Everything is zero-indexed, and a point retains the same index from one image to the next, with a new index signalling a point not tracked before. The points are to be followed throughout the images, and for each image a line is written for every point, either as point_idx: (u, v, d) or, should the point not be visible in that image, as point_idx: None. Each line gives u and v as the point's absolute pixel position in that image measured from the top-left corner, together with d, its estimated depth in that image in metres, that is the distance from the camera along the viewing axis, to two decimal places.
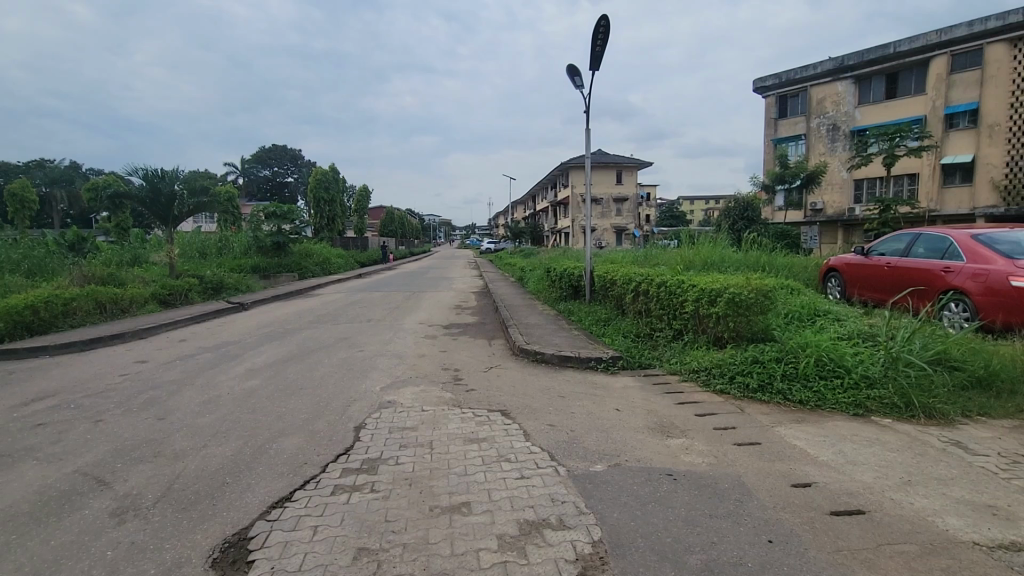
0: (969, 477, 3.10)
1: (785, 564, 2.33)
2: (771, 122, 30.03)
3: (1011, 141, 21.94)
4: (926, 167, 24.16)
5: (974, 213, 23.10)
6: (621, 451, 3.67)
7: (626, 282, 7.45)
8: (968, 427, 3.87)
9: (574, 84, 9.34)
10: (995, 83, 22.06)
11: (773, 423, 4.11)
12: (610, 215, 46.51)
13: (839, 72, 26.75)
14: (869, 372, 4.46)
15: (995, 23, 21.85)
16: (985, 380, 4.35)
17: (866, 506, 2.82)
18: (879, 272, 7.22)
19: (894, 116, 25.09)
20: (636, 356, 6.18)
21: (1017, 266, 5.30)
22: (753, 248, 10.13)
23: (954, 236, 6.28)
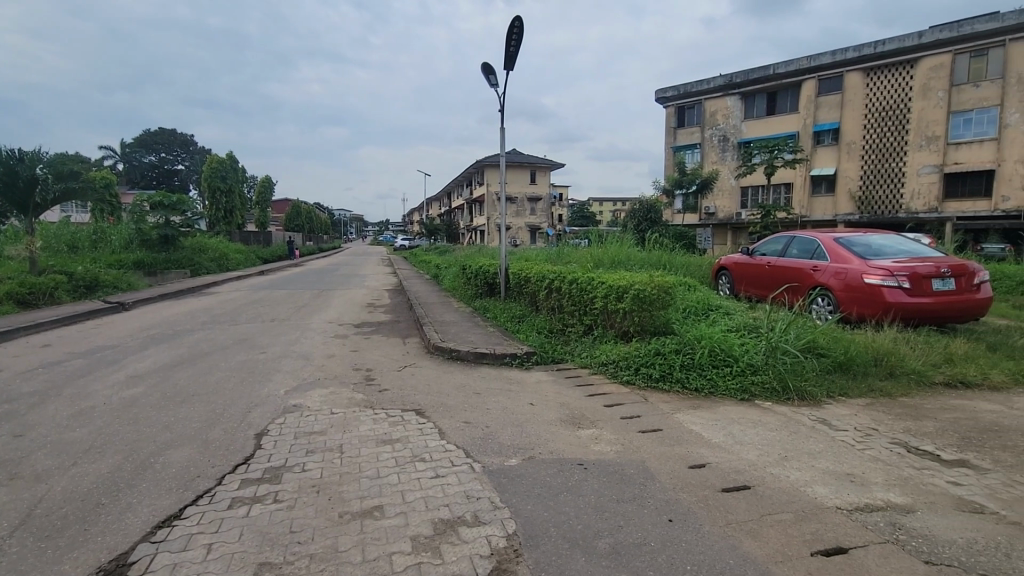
0: (832, 450, 3.57)
1: (683, 541, 2.54)
2: (671, 130, 32.17)
3: (865, 158, 25.35)
4: (799, 178, 27.23)
5: (836, 219, 26.39)
6: (535, 444, 3.78)
7: (539, 279, 7.65)
8: (832, 406, 4.45)
9: (489, 82, 9.40)
10: (852, 107, 25.36)
11: (674, 410, 4.45)
12: (524, 214, 47.32)
13: (728, 88, 29.29)
14: (753, 360, 4.95)
15: (852, 54, 25.03)
16: (845, 364, 5.01)
17: (751, 481, 3.15)
18: (761, 270, 8.04)
19: (774, 131, 28.01)
20: (550, 352, 6.36)
21: (868, 265, 6.16)
22: (656, 248, 10.82)
23: (820, 238, 7.15)
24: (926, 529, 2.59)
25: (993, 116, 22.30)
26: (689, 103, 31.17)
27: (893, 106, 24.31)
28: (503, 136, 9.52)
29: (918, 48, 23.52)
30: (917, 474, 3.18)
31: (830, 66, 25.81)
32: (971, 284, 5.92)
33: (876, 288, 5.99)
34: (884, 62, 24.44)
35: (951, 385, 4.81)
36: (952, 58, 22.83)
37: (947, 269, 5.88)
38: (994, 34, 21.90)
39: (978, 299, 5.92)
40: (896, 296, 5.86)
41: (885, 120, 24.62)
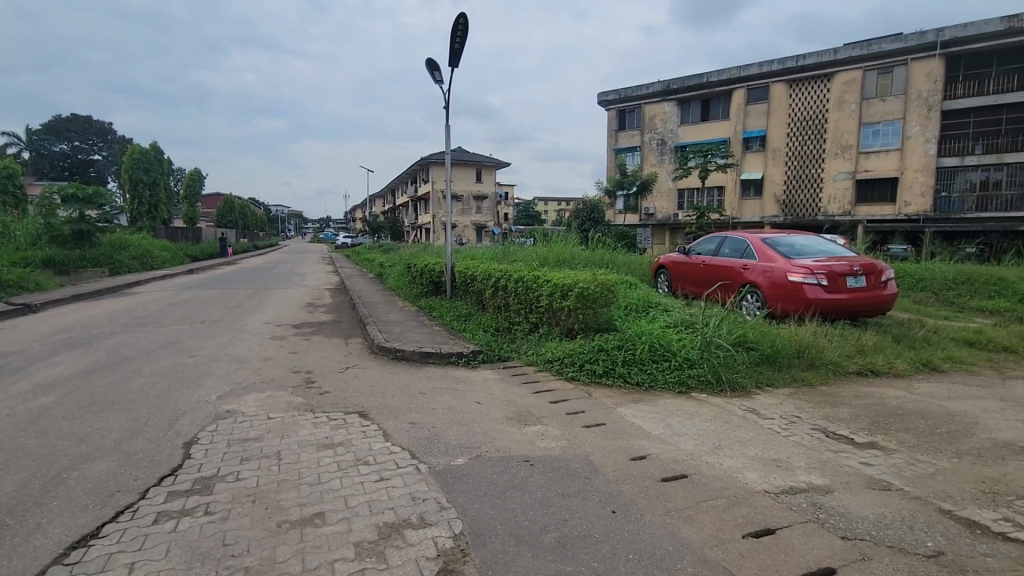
0: (760, 437, 3.81)
1: (625, 530, 2.64)
2: (612, 133, 33.00)
3: (788, 164, 27.13)
4: (730, 182, 28.77)
5: (764, 221, 28.10)
6: (482, 442, 3.79)
7: (485, 278, 7.67)
8: (760, 396, 4.75)
9: (434, 78, 9.30)
10: (777, 116, 27.09)
11: (616, 404, 4.60)
12: (470, 212, 47.10)
13: (666, 93, 30.49)
14: (690, 355, 5.19)
15: (777, 66, 26.72)
16: (771, 356, 5.36)
17: (688, 470, 3.31)
18: (696, 269, 8.44)
19: (707, 136, 29.42)
20: (496, 350, 6.39)
21: (791, 265, 6.62)
22: (599, 247, 11.10)
23: (749, 239, 7.60)
24: (842, 507, 2.83)
25: (897, 128, 24.42)
26: (630, 106, 32.19)
27: (813, 117, 26.17)
28: (448, 134, 9.45)
29: (834, 63, 25.45)
30: (834, 457, 3.46)
31: (757, 77, 27.43)
32: (878, 282, 6.49)
33: (798, 285, 6.45)
34: (805, 75, 26.26)
35: (863, 373, 5.26)
36: (863, 73, 24.87)
37: (858, 268, 6.42)
38: (898, 53, 24.05)
39: (885, 295, 6.49)
40: (815, 293, 6.33)
41: (806, 129, 26.44)
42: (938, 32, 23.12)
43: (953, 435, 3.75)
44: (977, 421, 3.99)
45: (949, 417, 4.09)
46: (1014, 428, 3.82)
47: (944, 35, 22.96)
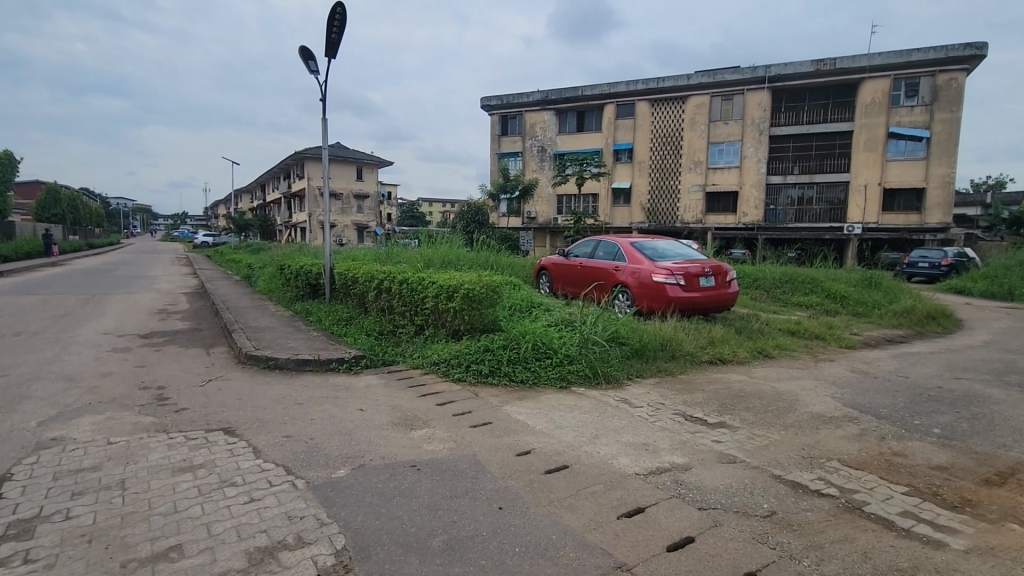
0: (631, 425, 4.17)
1: (511, 525, 2.73)
2: (495, 137, 33.70)
3: (652, 175, 29.88)
4: (603, 190, 30.94)
5: (632, 227, 30.63)
6: (365, 451, 3.67)
7: (368, 280, 7.41)
8: (630, 386, 5.20)
9: (308, 68, 8.76)
10: (642, 131, 29.71)
11: (502, 403, 4.72)
12: (350, 211, 44.95)
13: (545, 103, 31.90)
14: (569, 351, 5.50)
15: (642, 85, 29.31)
16: (640, 350, 5.87)
17: (569, 461, 3.51)
18: (574, 271, 8.96)
19: (583, 145, 31.31)
20: (380, 354, 6.21)
21: (656, 266, 7.33)
22: (483, 249, 11.29)
23: (620, 242, 8.25)
24: (698, 481, 3.20)
25: (737, 148, 28.10)
26: (512, 113, 33.13)
27: (672, 134, 29.12)
28: (325, 128, 8.97)
29: (687, 87, 28.56)
30: (692, 437, 3.90)
31: (625, 94, 29.85)
32: (725, 281, 7.44)
33: (661, 285, 7.16)
34: (664, 96, 29.11)
35: (713, 362, 5.99)
36: (710, 98, 28.25)
37: (709, 269, 7.32)
38: (737, 83, 27.66)
39: (730, 293, 7.45)
40: (675, 291, 7.09)
41: (666, 144, 29.32)
42: (766, 68, 27.02)
43: (781, 411, 4.43)
44: (798, 398, 4.77)
45: (778, 395, 4.83)
46: (823, 402, 4.63)
47: (771, 71, 26.90)
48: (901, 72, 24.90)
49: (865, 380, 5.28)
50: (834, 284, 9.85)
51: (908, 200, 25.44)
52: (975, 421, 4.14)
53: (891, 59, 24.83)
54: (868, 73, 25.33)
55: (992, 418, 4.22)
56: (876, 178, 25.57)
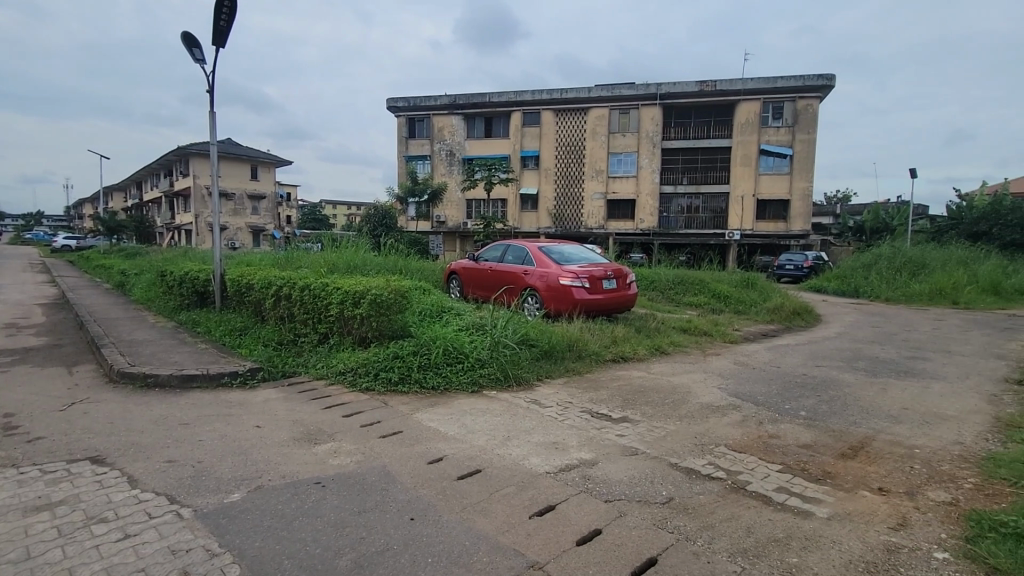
0: (542, 425, 4.28)
1: (422, 536, 2.68)
2: (402, 140, 32.98)
3: (557, 182, 30.95)
4: (511, 195, 31.50)
5: (539, 231, 31.49)
6: (264, 471, 3.41)
7: (264, 286, 6.91)
8: (540, 387, 5.33)
9: (192, 56, 8.01)
10: (547, 139, 30.70)
11: (413, 410, 4.63)
12: (243, 213, 41.68)
13: (453, 107, 31.86)
14: (481, 355, 5.51)
15: (546, 95, 30.30)
16: (549, 351, 6.03)
17: (481, 465, 3.52)
18: (484, 274, 9.03)
19: (491, 151, 31.67)
20: (279, 366, 5.82)
21: (562, 269, 7.60)
22: (391, 253, 11.02)
23: (528, 246, 8.43)
24: (604, 475, 3.35)
25: (634, 159, 29.96)
26: (419, 116, 32.68)
27: (575, 143, 30.40)
28: (213, 122, 8.25)
29: (589, 99, 29.98)
30: (598, 433, 4.08)
31: (531, 102, 30.67)
32: (626, 283, 7.89)
33: (567, 287, 7.44)
34: (568, 107, 30.30)
35: (617, 359, 6.32)
36: (609, 111, 29.89)
37: (610, 272, 7.72)
38: (632, 98, 29.52)
39: (631, 294, 7.92)
40: (580, 294, 7.40)
41: (570, 153, 30.52)
42: (658, 86, 29.12)
43: (676, 403, 4.78)
44: (690, 390, 5.18)
45: (673, 389, 5.21)
46: (711, 393, 5.07)
47: (662, 89, 29.03)
48: (769, 97, 27.94)
49: (745, 371, 5.86)
50: (718, 285, 10.83)
51: (777, 210, 28.63)
52: (831, 402, 4.76)
53: (761, 84, 27.78)
54: (743, 96, 28.16)
55: (845, 399, 4.88)
56: (750, 190, 28.49)
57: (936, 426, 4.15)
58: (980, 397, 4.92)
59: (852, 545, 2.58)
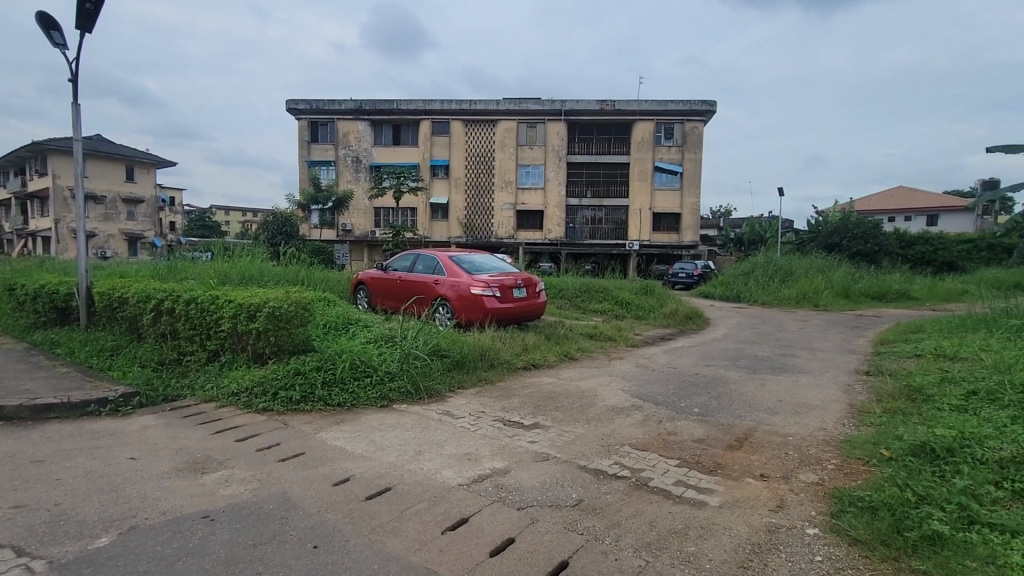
0: (454, 436, 4.22)
1: (327, 564, 2.52)
2: (304, 144, 31.34)
3: (467, 192, 31.06)
4: (421, 204, 31.07)
5: (450, 241, 31.35)
6: (140, 508, 3.03)
7: (141, 300, 6.18)
8: (452, 398, 5.28)
9: (50, 40, 7.01)
10: (457, 149, 30.75)
11: (316, 430, 4.36)
12: (116, 219, 37.12)
13: (359, 112, 30.86)
14: (390, 368, 5.32)
15: (455, 106, 30.37)
16: (461, 361, 5.98)
17: (391, 483, 3.39)
18: (394, 285, 8.79)
19: (400, 159, 31.09)
20: (160, 388, 5.23)
21: (473, 279, 7.61)
22: (292, 263, 10.36)
23: (439, 256, 8.35)
24: (517, 483, 3.38)
25: (541, 171, 30.90)
26: (322, 120, 31.27)
27: (484, 154, 30.76)
28: (76, 115, 7.28)
29: (497, 112, 30.52)
30: (511, 441, 4.11)
31: (440, 112, 30.57)
32: (535, 292, 8.07)
33: (478, 296, 7.45)
34: (476, 118, 30.61)
35: (527, 367, 6.44)
36: (516, 124, 30.62)
37: (520, 281, 7.85)
38: (539, 113, 30.49)
39: (540, 302, 8.11)
40: (491, 303, 7.45)
41: (479, 163, 30.81)
42: (562, 102, 30.35)
43: (584, 407, 4.95)
44: (597, 393, 5.40)
45: (581, 393, 5.40)
46: (616, 395, 5.32)
47: (566, 105, 30.29)
48: (662, 118, 30.22)
49: (646, 373, 6.23)
50: (620, 292, 11.45)
51: (671, 222, 30.96)
52: (720, 399, 5.20)
53: (654, 106, 29.97)
54: (639, 116, 30.17)
55: (731, 395, 5.36)
56: (647, 203, 30.54)
57: (804, 415, 4.69)
58: (838, 387, 5.63)
59: (740, 529, 2.82)
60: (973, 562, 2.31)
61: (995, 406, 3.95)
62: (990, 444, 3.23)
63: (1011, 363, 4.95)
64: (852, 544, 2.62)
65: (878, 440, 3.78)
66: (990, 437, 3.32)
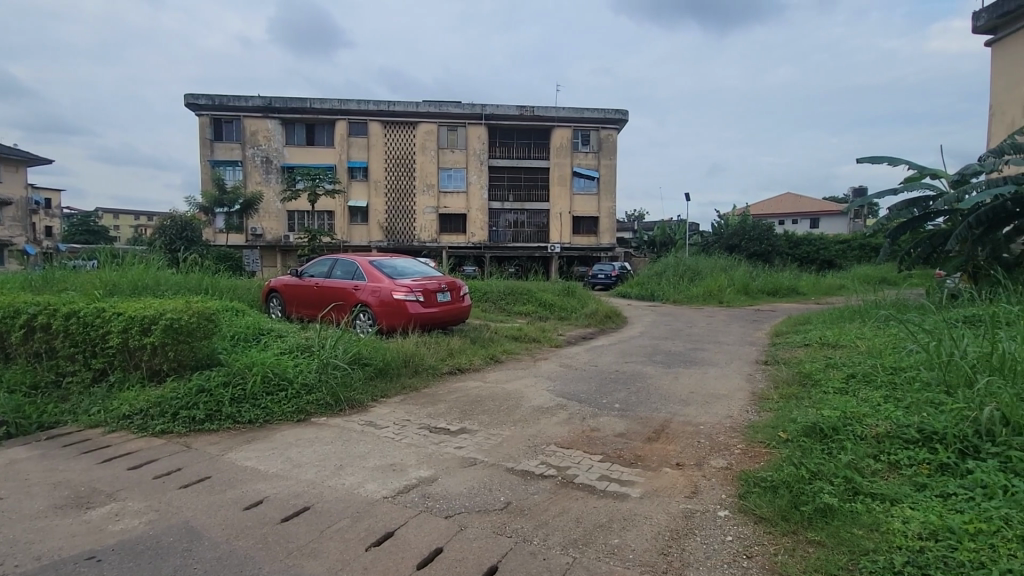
0: (377, 447, 4.07)
1: None
2: (206, 142, 29.00)
3: (388, 195, 30.29)
4: (338, 207, 29.85)
5: (370, 245, 30.41)
6: (6, 556, 2.62)
7: (8, 315, 5.39)
8: (375, 407, 5.09)
9: None
10: (375, 151, 29.88)
11: (225, 450, 4.02)
12: None
13: (268, 110, 29.09)
14: (307, 380, 5.03)
15: (373, 106, 29.52)
16: (384, 369, 5.77)
17: (310, 501, 3.19)
18: (310, 291, 8.35)
19: (314, 160, 29.68)
20: (32, 415, 4.59)
21: (395, 284, 7.41)
22: (194, 271, 9.52)
23: (358, 261, 8.04)
24: (444, 491, 3.31)
25: (463, 174, 30.80)
26: (226, 116, 29.12)
27: (405, 156, 30.16)
28: None
29: (416, 114, 30.05)
30: (437, 448, 4.03)
31: (357, 112, 29.57)
32: (459, 295, 8.00)
33: (400, 301, 7.27)
34: (396, 119, 29.92)
35: (453, 371, 6.36)
36: (437, 127, 30.32)
37: (444, 285, 7.76)
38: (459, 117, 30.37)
39: (465, 306, 8.04)
40: (414, 308, 7.30)
41: (399, 166, 30.16)
42: (483, 106, 30.48)
43: (510, 409, 4.97)
44: (523, 395, 5.45)
45: (508, 395, 5.42)
46: (541, 396, 5.39)
47: (487, 110, 30.47)
48: (579, 125, 31.27)
49: (570, 372, 6.38)
50: (543, 294, 11.67)
51: (589, 226, 32.10)
52: (639, 393, 5.44)
53: (572, 113, 30.94)
54: (557, 123, 31.01)
55: (648, 389, 5.63)
56: (567, 207, 31.46)
57: (713, 404, 5.03)
58: (741, 377, 6.10)
59: (660, 517, 2.96)
60: (860, 529, 2.56)
61: (869, 387, 4.46)
62: (868, 421, 3.64)
63: (881, 348, 5.63)
64: (758, 522, 2.84)
65: (776, 424, 4.13)
66: (869, 415, 3.73)
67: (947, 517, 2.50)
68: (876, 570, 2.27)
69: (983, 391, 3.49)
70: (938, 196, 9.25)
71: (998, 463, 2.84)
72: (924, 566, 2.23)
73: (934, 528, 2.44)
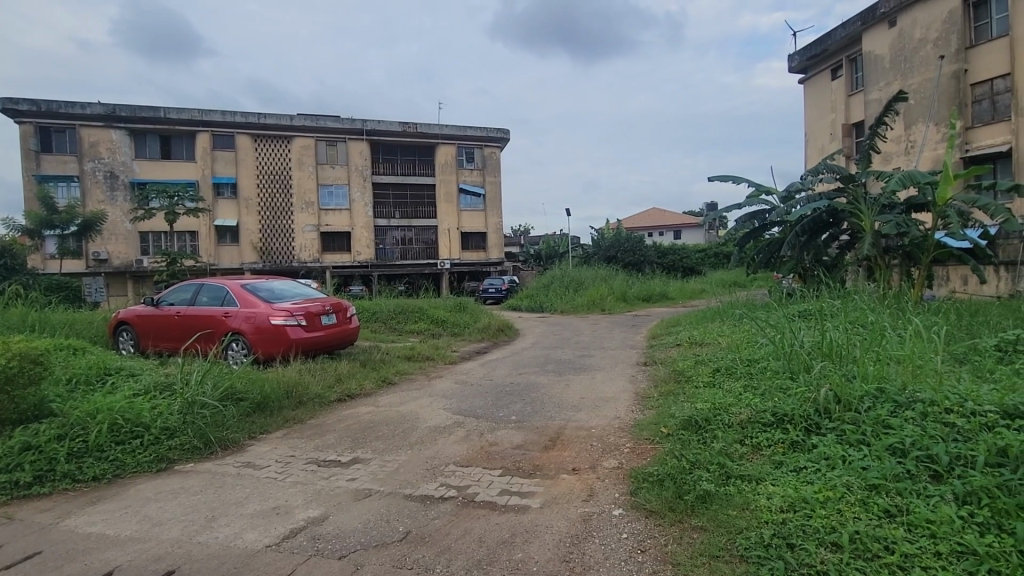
0: (256, 490, 3.66)
1: None
2: (29, 153, 24.53)
3: (261, 213, 28.05)
4: (203, 227, 27.03)
5: (243, 268, 27.90)
6: None
7: None
8: (253, 446, 4.58)
9: None
10: (244, 165, 27.51)
11: (59, 517, 3.35)
12: None
13: (111, 119, 25.61)
14: (168, 424, 4.40)
15: (240, 117, 27.23)
16: (261, 403, 5.22)
17: (174, 564, 2.76)
18: (169, 321, 7.37)
19: (171, 175, 26.63)
20: None
21: (272, 308, 6.82)
22: (17, 305, 8.00)
23: (229, 285, 7.28)
24: (336, 530, 3.06)
25: (345, 191, 29.52)
26: (56, 124, 25.07)
27: (279, 172, 28.18)
28: None
29: (291, 127, 28.21)
30: (327, 483, 3.74)
31: (221, 124, 27.02)
32: (346, 317, 7.57)
33: (279, 327, 6.69)
34: (267, 132, 27.82)
35: (341, 398, 5.96)
36: (315, 142, 28.77)
37: (329, 307, 7.31)
38: (338, 131, 29.08)
39: (352, 327, 7.63)
40: (296, 333, 6.76)
41: (273, 181, 28.13)
42: (363, 122, 29.47)
43: (406, 432, 4.78)
44: (418, 415, 5.29)
45: (402, 418, 5.22)
46: (438, 415, 5.27)
47: (367, 125, 29.53)
48: (462, 142, 31.65)
49: (465, 389, 6.32)
50: (435, 311, 11.50)
51: (478, 241, 32.49)
52: (534, 404, 5.54)
53: (455, 131, 31.21)
54: (441, 139, 31.09)
55: (543, 398, 5.77)
56: (454, 223, 31.57)
57: (603, 407, 5.28)
58: (624, 378, 6.55)
59: (560, 525, 3.01)
60: (733, 509, 2.81)
61: (732, 379, 5.01)
62: (733, 409, 4.06)
63: (738, 343, 6.34)
64: (648, 516, 3.01)
65: (659, 420, 4.44)
66: (733, 404, 4.16)
67: (802, 488, 2.85)
68: (749, 545, 2.51)
69: (819, 374, 4.07)
70: (773, 209, 10.75)
71: (835, 437, 3.31)
72: (788, 536, 2.50)
73: (793, 500, 2.76)
